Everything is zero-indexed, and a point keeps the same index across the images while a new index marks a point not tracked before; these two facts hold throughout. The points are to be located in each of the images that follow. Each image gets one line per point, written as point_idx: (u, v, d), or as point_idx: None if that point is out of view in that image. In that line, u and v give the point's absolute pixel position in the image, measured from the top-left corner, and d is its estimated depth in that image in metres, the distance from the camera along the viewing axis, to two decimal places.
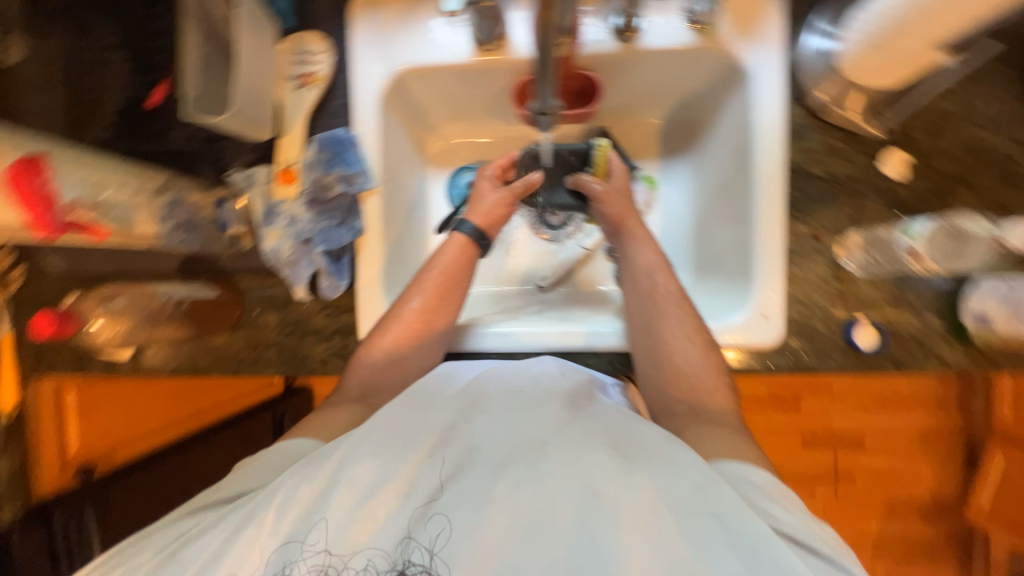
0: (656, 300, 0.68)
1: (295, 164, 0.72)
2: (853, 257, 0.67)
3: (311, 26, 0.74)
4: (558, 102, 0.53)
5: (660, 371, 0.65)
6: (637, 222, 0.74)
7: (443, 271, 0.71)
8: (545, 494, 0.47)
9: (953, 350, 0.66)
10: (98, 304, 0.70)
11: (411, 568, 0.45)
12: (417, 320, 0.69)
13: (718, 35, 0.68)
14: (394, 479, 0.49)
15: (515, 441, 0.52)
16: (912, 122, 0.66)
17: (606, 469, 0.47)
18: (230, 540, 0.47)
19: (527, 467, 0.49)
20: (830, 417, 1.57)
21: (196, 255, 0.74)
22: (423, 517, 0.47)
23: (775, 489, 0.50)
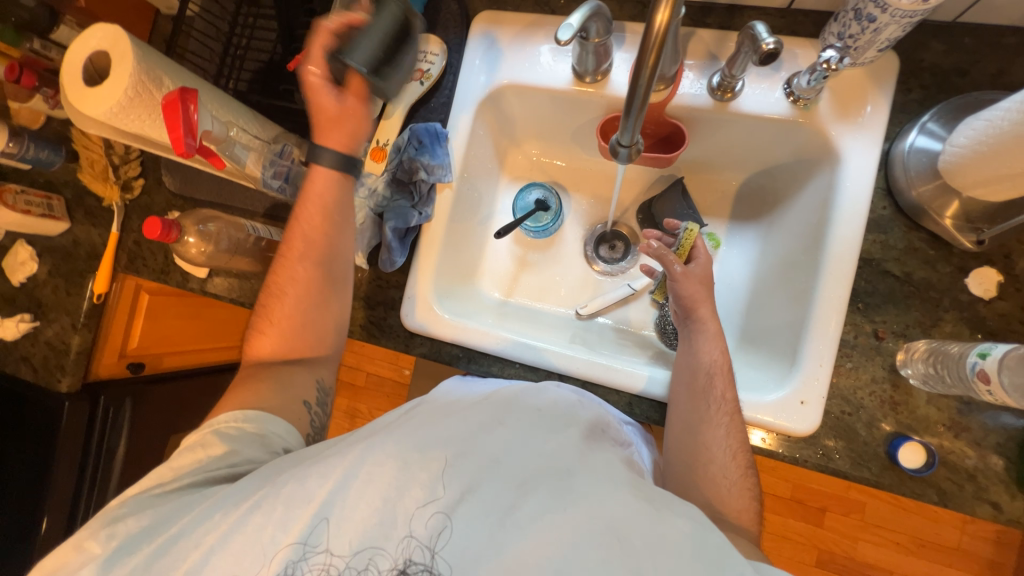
0: (707, 399, 0.65)
1: (386, 144, 0.76)
2: (915, 366, 0.62)
3: (434, 30, 0.82)
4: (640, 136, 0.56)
5: (688, 464, 0.66)
6: (711, 310, 0.70)
7: (302, 220, 0.70)
8: (572, 526, 0.47)
9: (1011, 499, 0.59)
10: (195, 224, 0.79)
11: (412, 566, 0.48)
12: (303, 274, 0.71)
13: (816, 112, 0.68)
14: (410, 488, 0.50)
15: (537, 466, 0.53)
16: (1013, 243, 0.62)
17: (623, 509, 0.48)
18: (242, 519, 0.50)
19: (554, 494, 0.50)
20: (856, 541, 1.42)
21: (284, 204, 0.82)
22: (431, 523, 0.49)
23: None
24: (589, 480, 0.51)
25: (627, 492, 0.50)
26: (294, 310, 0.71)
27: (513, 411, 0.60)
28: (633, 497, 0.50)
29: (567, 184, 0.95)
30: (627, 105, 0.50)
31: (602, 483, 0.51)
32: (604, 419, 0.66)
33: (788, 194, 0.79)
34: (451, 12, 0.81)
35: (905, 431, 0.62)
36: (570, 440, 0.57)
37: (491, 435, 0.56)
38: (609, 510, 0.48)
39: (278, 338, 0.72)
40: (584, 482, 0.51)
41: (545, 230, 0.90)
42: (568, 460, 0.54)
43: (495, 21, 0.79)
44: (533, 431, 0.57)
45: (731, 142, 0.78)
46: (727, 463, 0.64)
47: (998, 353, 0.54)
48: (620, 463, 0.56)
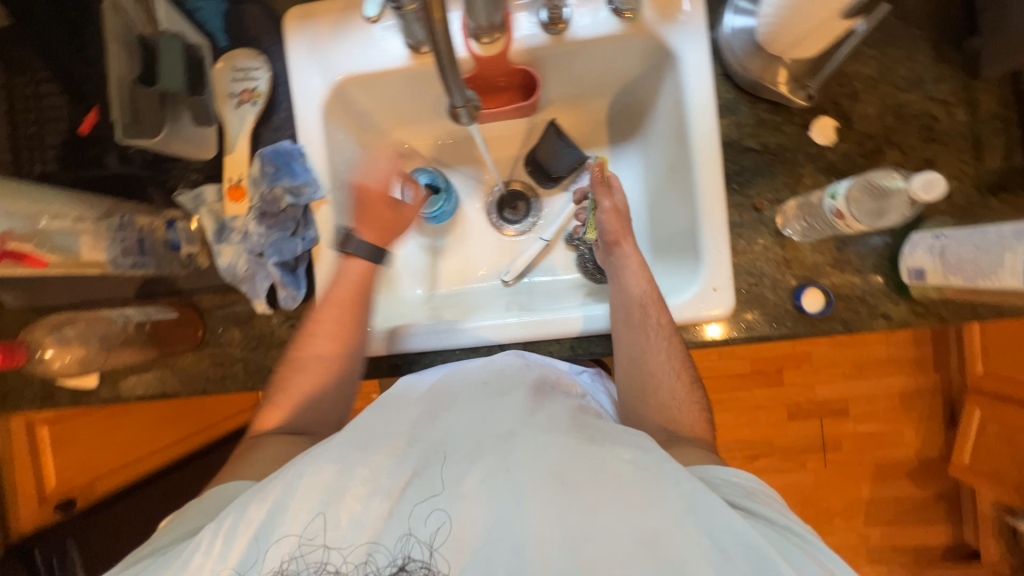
0: (647, 330, 0.68)
1: (242, 180, 0.72)
2: (793, 224, 0.68)
3: (246, 43, 0.75)
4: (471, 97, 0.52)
5: (636, 385, 0.70)
6: (633, 244, 0.73)
7: (342, 303, 0.70)
8: (520, 478, 0.49)
9: (897, 307, 0.68)
10: (50, 333, 0.69)
11: (411, 563, 0.47)
12: (327, 355, 0.70)
13: (641, 20, 0.70)
14: (355, 483, 0.51)
15: (482, 434, 0.54)
16: (835, 90, 0.69)
17: (570, 451, 0.51)
18: (188, 555, 0.50)
19: (500, 460, 0.51)
20: (813, 386, 1.60)
21: (155, 277, 0.74)
22: (425, 516, 0.49)
23: (756, 490, 0.55)
24: (533, 434, 0.52)
25: (571, 437, 0.52)
26: (303, 385, 0.70)
27: (458, 390, 0.60)
28: (577, 440, 0.52)
29: (449, 160, 0.92)
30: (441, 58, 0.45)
31: (546, 435, 0.52)
32: (551, 377, 0.67)
33: (648, 105, 0.82)
34: (258, 20, 0.74)
35: (803, 282, 0.69)
36: (517, 401, 0.57)
37: (439, 422, 0.56)
38: (556, 457, 0.50)
39: (291, 412, 0.70)
40: (528, 438, 0.52)
41: (442, 213, 0.89)
42: (511, 423, 0.54)
43: (306, 15, 0.73)
44: (481, 402, 0.58)
45: (583, 71, 0.79)
46: (676, 377, 0.69)
47: (843, 192, 0.58)
48: (568, 411, 0.58)
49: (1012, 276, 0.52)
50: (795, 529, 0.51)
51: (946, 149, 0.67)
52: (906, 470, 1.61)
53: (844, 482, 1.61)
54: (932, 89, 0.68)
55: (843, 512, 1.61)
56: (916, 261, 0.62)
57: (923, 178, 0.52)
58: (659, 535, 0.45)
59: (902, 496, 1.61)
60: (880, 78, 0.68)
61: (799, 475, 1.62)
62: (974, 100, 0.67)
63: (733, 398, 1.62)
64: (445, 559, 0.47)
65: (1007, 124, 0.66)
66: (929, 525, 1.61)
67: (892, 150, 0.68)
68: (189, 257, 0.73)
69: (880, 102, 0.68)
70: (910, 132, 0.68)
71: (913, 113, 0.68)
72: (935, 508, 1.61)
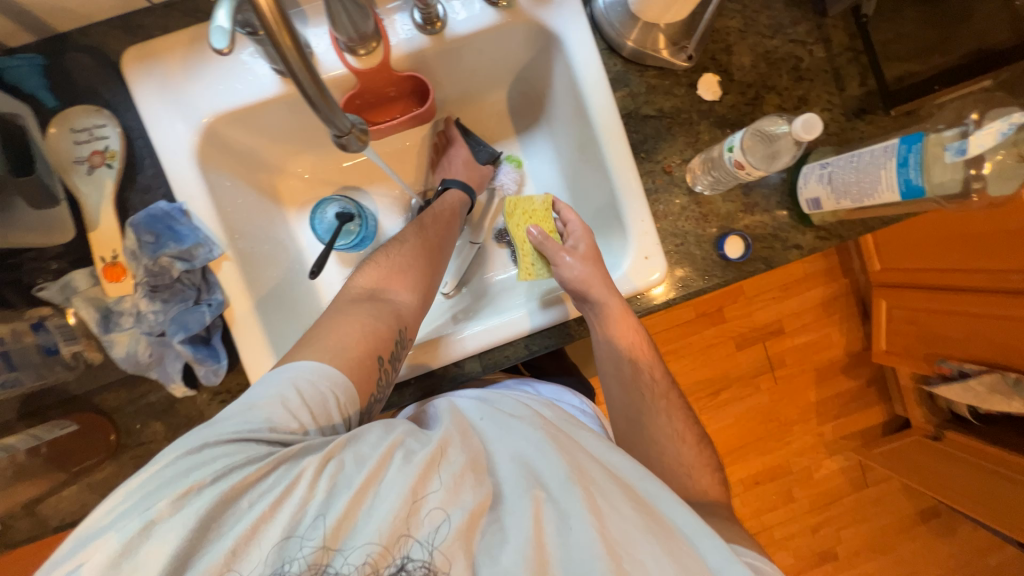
0: (641, 389, 0.71)
1: (118, 256, 0.62)
2: (701, 180, 0.71)
3: (81, 98, 0.64)
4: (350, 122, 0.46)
5: (614, 382, 0.72)
6: (605, 287, 0.68)
7: (430, 236, 0.74)
8: (563, 527, 0.45)
9: (804, 235, 0.74)
10: None
11: (409, 566, 0.42)
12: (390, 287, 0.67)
13: (517, 6, 0.69)
14: (404, 486, 0.44)
15: (546, 470, 0.48)
16: (710, 46, 0.72)
17: (630, 523, 0.45)
18: (187, 507, 0.42)
19: (556, 506, 0.46)
20: (751, 314, 1.74)
21: (38, 389, 0.63)
22: (440, 524, 0.43)
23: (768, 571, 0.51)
24: (605, 499, 0.46)
25: (634, 506, 0.47)
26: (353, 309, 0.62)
27: (519, 423, 0.53)
28: (642, 514, 0.46)
29: (358, 183, 0.86)
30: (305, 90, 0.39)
31: (614, 507, 0.46)
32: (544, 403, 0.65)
33: (544, 89, 0.81)
34: (88, 68, 0.64)
35: (722, 232, 0.73)
36: (587, 456, 0.51)
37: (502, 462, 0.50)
38: (614, 531, 0.45)
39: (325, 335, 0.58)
40: (596, 499, 0.46)
41: (362, 239, 0.82)
42: (576, 468, 0.49)
43: (148, 55, 0.64)
44: (538, 439, 0.52)
45: (472, 66, 0.77)
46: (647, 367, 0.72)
47: (738, 142, 0.61)
48: (631, 466, 0.52)
49: (889, 191, 0.58)
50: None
51: (814, 85, 0.73)
52: (839, 367, 1.81)
53: (794, 392, 1.78)
54: (791, 32, 0.73)
55: (799, 419, 1.78)
56: (811, 191, 0.67)
57: (799, 120, 0.54)
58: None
59: (842, 390, 1.81)
60: (746, 28, 0.73)
61: (757, 397, 1.76)
62: (827, 36, 0.73)
63: (685, 344, 1.73)
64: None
65: (856, 53, 0.73)
66: (868, 409, 1.83)
67: (770, 94, 0.73)
68: (76, 356, 0.63)
69: (752, 51, 0.73)
70: (782, 75, 0.73)
71: (781, 57, 0.73)
72: (868, 394, 1.83)
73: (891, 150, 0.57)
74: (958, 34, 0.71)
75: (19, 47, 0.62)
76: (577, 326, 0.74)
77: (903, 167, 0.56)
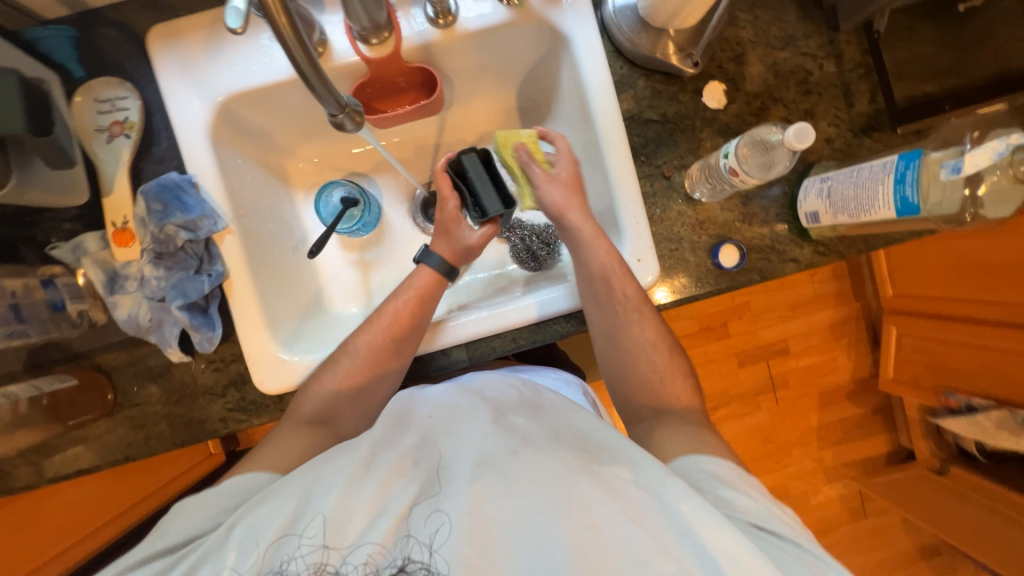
0: (640, 367, 0.70)
1: (128, 222, 0.65)
2: (700, 186, 0.71)
3: (106, 70, 0.67)
4: (344, 100, 0.48)
5: (629, 382, 0.70)
6: (580, 212, 0.72)
7: (405, 313, 0.70)
8: (521, 496, 0.49)
9: (803, 249, 0.73)
10: None
11: (411, 563, 0.47)
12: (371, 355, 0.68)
13: (528, 6, 0.71)
14: (369, 494, 0.50)
15: (491, 446, 0.53)
16: (718, 55, 0.72)
17: (574, 469, 0.51)
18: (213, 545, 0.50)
19: (502, 474, 0.50)
20: (756, 332, 1.71)
21: (46, 343, 0.66)
22: (430, 523, 0.49)
23: (735, 478, 0.54)
24: (535, 455, 0.52)
25: (573, 456, 0.52)
26: (336, 380, 0.67)
27: (464, 412, 0.59)
28: (577, 458, 0.52)
29: (365, 170, 0.88)
30: (299, 64, 0.41)
31: (547, 454, 0.52)
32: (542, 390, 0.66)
33: (552, 89, 0.82)
34: (115, 43, 0.67)
35: (717, 240, 0.73)
36: (524, 425, 0.57)
37: (444, 443, 0.55)
38: (556, 476, 0.50)
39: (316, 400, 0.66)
40: (535, 458, 0.51)
41: (364, 225, 0.85)
42: (519, 438, 0.54)
43: (171, 33, 0.67)
44: (482, 414, 0.59)
45: (482, 61, 0.78)
46: (671, 367, 0.70)
47: (733, 150, 0.61)
48: (572, 428, 0.58)
49: (885, 208, 0.57)
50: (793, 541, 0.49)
51: (822, 99, 0.73)
52: (844, 393, 1.77)
53: (795, 414, 1.74)
54: (803, 45, 0.73)
55: (798, 442, 1.74)
56: (811, 205, 0.67)
57: (791, 129, 0.54)
58: (657, 555, 0.46)
59: (845, 416, 1.77)
60: (756, 39, 0.73)
61: (756, 416, 1.73)
62: (839, 50, 0.72)
63: (686, 357, 1.70)
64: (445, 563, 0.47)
65: (868, 69, 0.72)
66: (872, 439, 1.78)
67: (776, 106, 0.73)
68: (81, 314, 0.65)
69: (761, 63, 0.73)
70: (791, 88, 0.73)
71: (789, 70, 0.73)
72: (873, 423, 1.78)
73: (889, 166, 0.57)
74: (973, 56, 0.69)
75: (53, 19, 0.66)
76: (565, 324, 0.75)
77: (900, 184, 0.56)
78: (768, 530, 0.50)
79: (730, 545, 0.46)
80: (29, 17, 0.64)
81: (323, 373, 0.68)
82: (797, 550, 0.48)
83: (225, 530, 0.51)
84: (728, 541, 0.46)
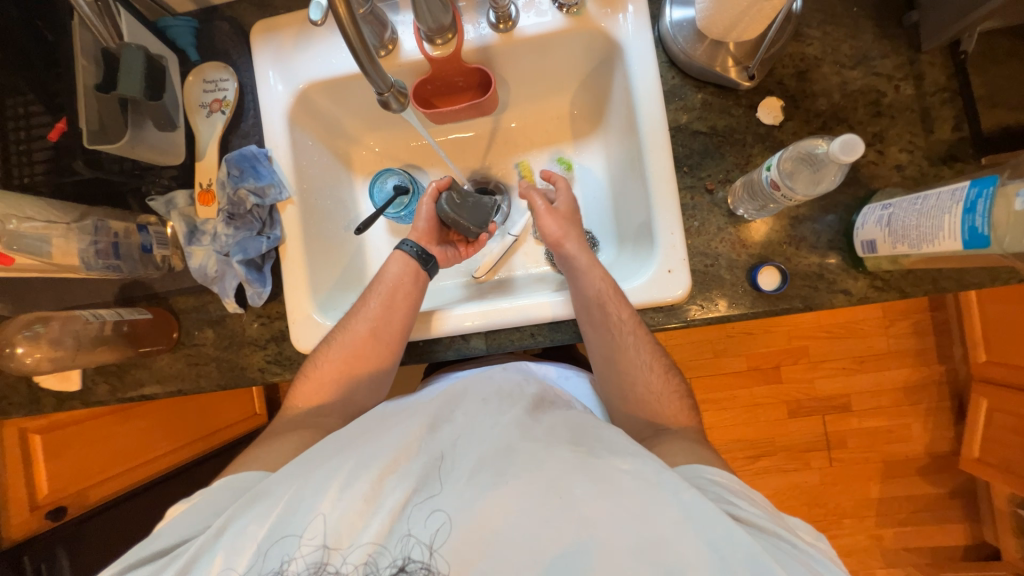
0: (634, 386, 0.69)
1: (212, 185, 0.75)
2: (743, 205, 0.68)
3: (216, 56, 0.79)
4: (388, 79, 0.55)
5: (643, 394, 0.68)
6: (577, 243, 0.75)
7: (389, 300, 0.74)
8: (516, 496, 0.48)
9: (856, 282, 0.67)
10: (20, 330, 0.70)
11: (411, 563, 0.47)
12: (360, 340, 0.72)
13: (586, 15, 0.73)
14: (360, 494, 0.49)
15: (482, 448, 0.53)
16: (779, 71, 0.70)
17: (569, 465, 0.50)
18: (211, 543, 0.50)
19: (495, 472, 0.50)
20: (813, 381, 1.54)
21: (134, 281, 0.77)
22: (431, 523, 0.48)
23: (733, 484, 0.53)
24: (529, 450, 0.52)
25: (567, 449, 0.52)
26: (329, 364, 0.72)
27: (461, 404, 0.61)
28: (572, 450, 0.52)
29: (419, 162, 0.94)
30: (357, 48, 0.48)
31: (543, 448, 0.52)
32: (552, 393, 0.67)
33: (605, 98, 0.83)
34: (226, 34, 0.79)
35: (758, 261, 0.69)
36: (516, 418, 0.57)
37: (437, 435, 0.56)
38: (552, 473, 0.49)
39: (314, 387, 0.71)
40: (528, 453, 0.52)
41: (411, 212, 0.89)
42: (508, 436, 0.54)
43: (270, 28, 0.77)
44: (479, 415, 0.58)
45: (538, 67, 0.82)
46: (660, 376, 0.69)
47: (777, 162, 0.60)
48: (568, 423, 0.58)
49: (951, 239, 0.52)
50: (791, 539, 0.48)
51: (895, 123, 0.67)
52: (917, 467, 1.54)
53: (854, 481, 1.54)
54: (878, 65, 0.68)
55: (853, 513, 1.54)
56: (869, 233, 0.62)
57: (838, 141, 0.53)
58: (661, 543, 0.45)
59: (917, 494, 1.53)
60: (824, 57, 0.69)
61: (806, 475, 1.54)
62: (920, 72, 0.67)
63: (729, 396, 1.56)
64: (446, 561, 0.46)
65: (953, 94, 0.66)
66: (947, 526, 1.53)
67: (839, 126, 0.69)
68: (163, 259, 0.76)
69: (826, 81, 0.69)
70: (859, 109, 0.68)
71: (859, 90, 0.68)
72: (951, 509, 1.53)
73: (959, 194, 0.51)
74: None
75: (182, 12, 0.79)
76: None
77: (969, 213, 0.50)
78: (772, 530, 0.48)
79: (729, 533, 0.45)
80: (165, 9, 0.77)
81: (308, 368, 0.73)
82: (795, 546, 0.48)
83: (220, 530, 0.51)
84: (730, 531, 0.45)
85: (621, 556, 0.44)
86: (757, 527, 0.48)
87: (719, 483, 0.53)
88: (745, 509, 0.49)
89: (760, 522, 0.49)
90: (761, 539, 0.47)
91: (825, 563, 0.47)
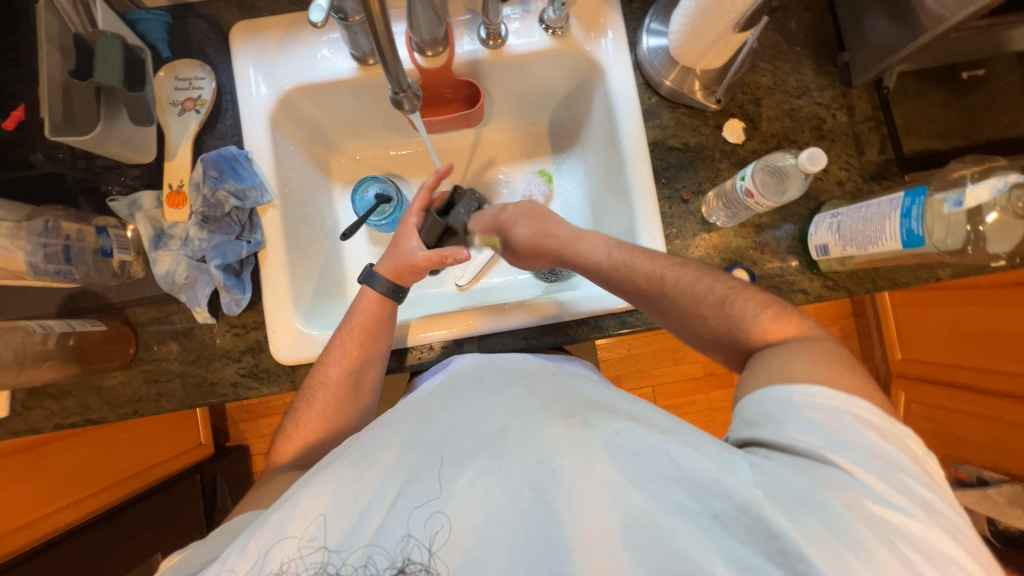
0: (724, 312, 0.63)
1: (183, 186, 0.71)
2: (717, 213, 0.76)
3: (190, 54, 0.76)
4: (409, 80, 0.57)
5: None
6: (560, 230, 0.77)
7: (356, 345, 0.68)
8: (507, 481, 0.46)
9: (812, 281, 0.76)
10: None
11: (411, 565, 0.44)
12: (336, 387, 0.67)
13: (571, 36, 0.78)
14: (350, 499, 0.47)
15: (475, 434, 0.50)
16: (738, 98, 0.79)
17: (561, 441, 0.47)
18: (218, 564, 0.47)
19: (488, 457, 0.48)
20: None
21: (83, 290, 0.70)
22: (431, 523, 0.45)
23: (818, 404, 0.50)
24: (521, 431, 0.49)
25: (561, 423, 0.49)
26: (311, 418, 0.67)
27: (455, 391, 0.57)
28: (566, 425, 0.49)
29: (401, 171, 0.94)
30: (381, 53, 0.50)
31: (537, 426, 0.49)
32: (549, 368, 0.63)
33: (584, 116, 0.89)
34: (202, 32, 0.76)
35: (729, 264, 0.76)
36: (515, 395, 0.54)
37: (430, 427, 0.52)
38: (542, 445, 0.48)
39: (302, 442, 0.66)
40: (522, 433, 0.49)
41: (392, 221, 0.88)
42: (505, 420, 0.51)
43: (253, 29, 0.75)
44: (471, 403, 0.54)
45: (521, 85, 0.86)
46: (724, 291, 0.63)
47: (751, 173, 0.67)
48: (563, 394, 0.55)
49: (892, 239, 0.60)
50: (849, 471, 0.45)
51: (834, 145, 0.78)
52: None
53: None
54: (817, 96, 0.79)
55: None
56: (820, 238, 0.70)
57: (805, 154, 0.61)
58: (648, 512, 0.44)
59: None
60: (775, 87, 0.80)
61: None
62: (851, 104, 0.79)
63: (692, 401, 1.62)
64: (445, 562, 0.44)
65: (878, 123, 0.78)
66: None
67: (791, 147, 0.78)
68: (122, 266, 0.70)
69: (778, 107, 0.79)
70: (804, 132, 0.79)
71: (804, 115, 0.79)
72: None
73: (896, 203, 0.60)
74: (981, 118, 0.74)
75: (152, 7, 0.75)
76: (575, 330, 0.77)
77: (906, 218, 0.59)
78: (830, 463, 0.46)
79: (723, 490, 0.44)
80: (133, 3, 0.73)
81: (289, 425, 0.68)
82: (851, 479, 0.45)
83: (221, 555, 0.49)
84: (725, 487, 0.44)
85: (608, 529, 0.44)
86: (814, 461, 0.46)
87: (803, 413, 0.49)
88: (806, 445, 0.48)
89: (820, 455, 0.47)
90: (796, 473, 0.45)
91: (881, 498, 0.44)
